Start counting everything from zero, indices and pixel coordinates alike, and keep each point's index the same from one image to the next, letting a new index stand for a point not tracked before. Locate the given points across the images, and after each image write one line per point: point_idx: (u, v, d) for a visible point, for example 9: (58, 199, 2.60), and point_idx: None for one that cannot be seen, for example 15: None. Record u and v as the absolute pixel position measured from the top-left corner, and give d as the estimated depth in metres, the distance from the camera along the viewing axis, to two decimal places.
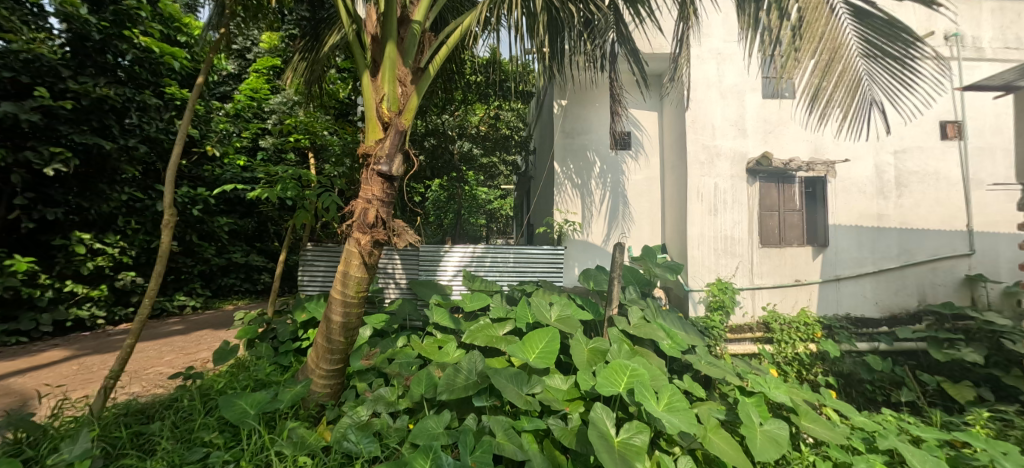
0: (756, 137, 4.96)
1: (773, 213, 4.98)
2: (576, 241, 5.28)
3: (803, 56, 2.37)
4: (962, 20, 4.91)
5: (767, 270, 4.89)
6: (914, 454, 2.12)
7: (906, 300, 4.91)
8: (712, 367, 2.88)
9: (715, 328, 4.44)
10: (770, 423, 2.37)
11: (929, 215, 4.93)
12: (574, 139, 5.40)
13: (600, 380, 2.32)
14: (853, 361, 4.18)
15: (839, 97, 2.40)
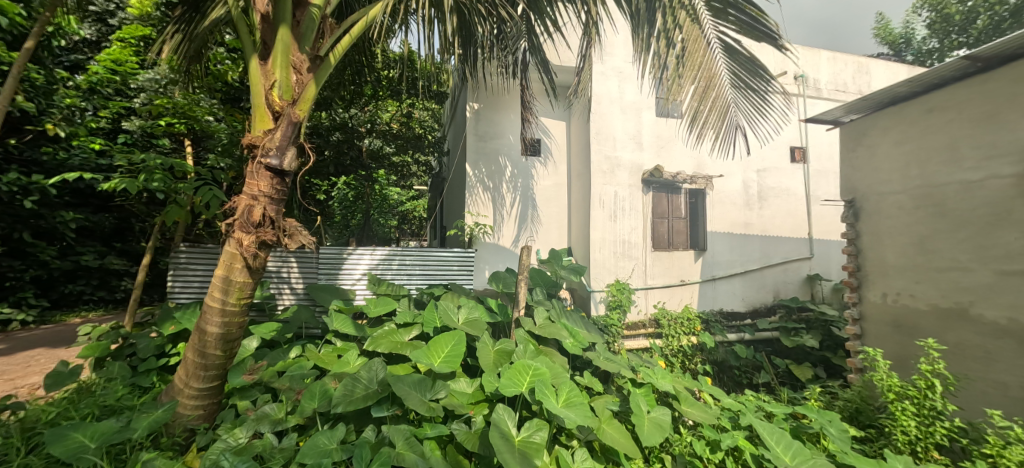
0: (650, 151, 5.46)
1: (663, 220, 5.53)
2: (486, 244, 5.32)
3: (685, 81, 2.69)
4: (806, 64, 5.95)
5: (657, 272, 5.40)
6: (765, 428, 2.46)
7: (765, 296, 5.76)
8: (609, 362, 3.11)
9: (613, 326, 4.75)
10: (656, 411, 2.61)
11: (782, 224, 5.86)
12: (487, 143, 5.45)
13: (504, 381, 2.35)
14: (726, 350, 4.87)
15: (713, 120, 2.74)
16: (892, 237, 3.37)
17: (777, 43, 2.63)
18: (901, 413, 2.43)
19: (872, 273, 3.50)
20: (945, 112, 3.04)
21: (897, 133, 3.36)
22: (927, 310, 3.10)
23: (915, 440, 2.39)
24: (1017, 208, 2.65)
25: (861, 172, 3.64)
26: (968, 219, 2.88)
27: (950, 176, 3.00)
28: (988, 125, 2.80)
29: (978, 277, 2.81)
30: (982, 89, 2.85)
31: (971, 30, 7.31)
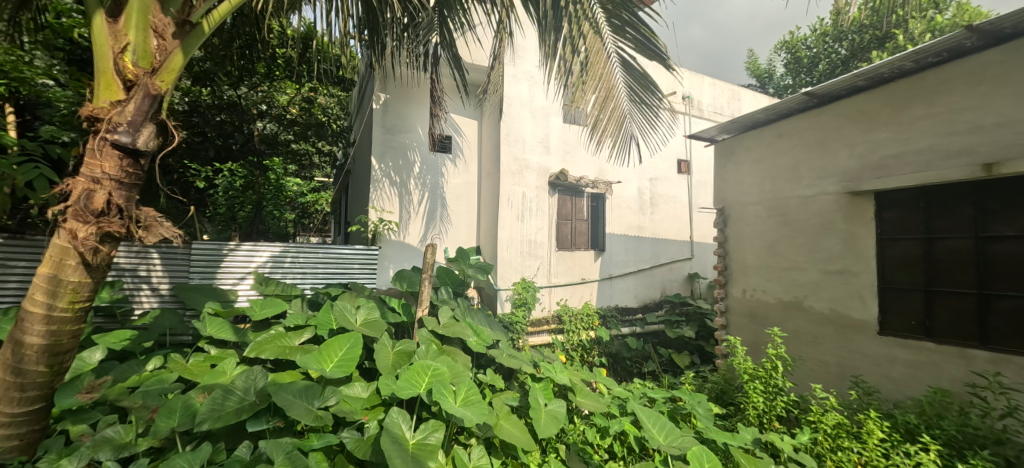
0: (557, 155, 5.71)
1: (567, 221, 5.82)
2: (391, 241, 5.12)
3: (587, 91, 2.85)
4: (691, 87, 6.70)
5: (561, 271, 5.68)
6: (645, 415, 2.60)
7: (654, 292, 6.37)
8: (512, 359, 3.21)
9: (518, 324, 4.85)
10: (552, 404, 2.73)
11: (669, 228, 6.53)
12: (394, 136, 5.24)
13: (401, 383, 2.28)
14: (620, 342, 5.29)
15: (611, 129, 2.94)
16: (750, 241, 3.93)
17: (667, 63, 2.83)
18: (753, 391, 2.83)
19: (735, 271, 4.05)
20: (791, 138, 3.62)
21: (757, 153, 3.92)
22: (774, 303, 3.67)
23: (762, 412, 2.77)
24: (837, 219, 3.25)
25: (730, 184, 4.19)
26: (805, 227, 3.47)
27: (793, 191, 3.58)
28: (820, 150, 3.39)
29: (810, 275, 3.40)
30: (817, 120, 3.43)
31: (814, 73, 8.85)
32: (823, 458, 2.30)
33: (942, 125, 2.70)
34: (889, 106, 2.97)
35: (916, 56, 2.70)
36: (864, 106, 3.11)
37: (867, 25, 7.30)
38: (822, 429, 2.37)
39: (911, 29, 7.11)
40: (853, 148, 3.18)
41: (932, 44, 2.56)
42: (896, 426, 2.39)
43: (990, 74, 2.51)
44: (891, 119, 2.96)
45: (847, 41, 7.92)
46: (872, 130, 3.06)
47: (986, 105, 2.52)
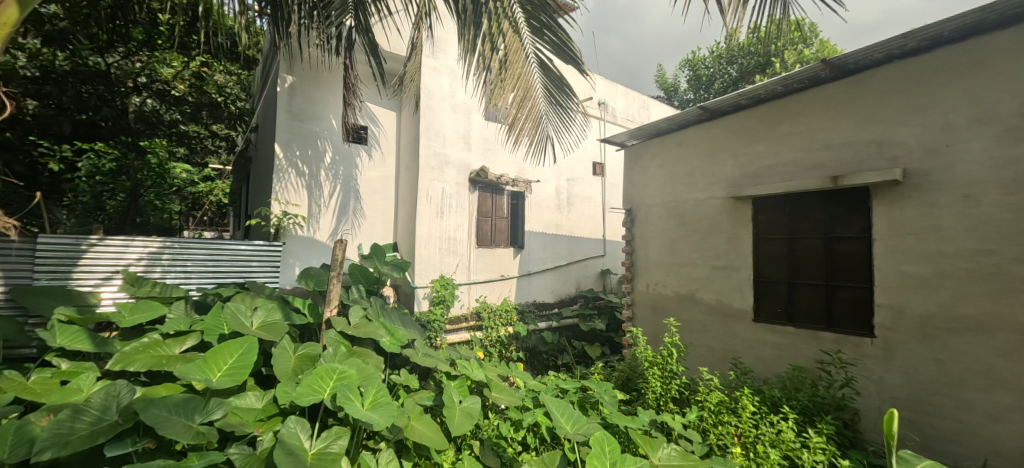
0: (478, 152, 5.71)
1: (487, 218, 5.84)
2: (297, 237, 4.73)
3: (506, 90, 2.86)
4: (606, 94, 7.10)
5: (480, 267, 5.69)
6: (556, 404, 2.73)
7: (569, 287, 6.67)
8: (427, 358, 3.16)
9: (435, 322, 4.77)
10: (467, 400, 2.73)
11: (584, 226, 6.87)
12: (302, 123, 4.84)
13: (301, 390, 2.13)
14: (537, 337, 5.48)
15: (528, 128, 2.97)
16: (653, 240, 4.27)
17: (581, 67, 2.87)
18: (652, 377, 3.08)
19: (640, 267, 4.38)
20: (688, 147, 4.00)
21: (659, 159, 4.28)
22: (672, 296, 4.04)
23: (659, 395, 3.02)
24: (723, 221, 3.66)
25: (636, 187, 4.51)
26: (697, 227, 3.86)
27: (689, 195, 3.96)
28: (711, 159, 3.79)
29: (701, 271, 3.80)
30: (709, 132, 3.83)
31: (710, 90, 9.88)
32: (707, 433, 2.57)
33: (803, 142, 3.16)
34: (765, 123, 3.41)
35: (785, 82, 3.12)
36: (746, 122, 3.53)
37: (752, 52, 8.32)
38: (707, 406, 2.65)
39: (785, 60, 8.25)
40: (736, 158, 3.60)
41: (797, 72, 2.98)
42: (764, 400, 2.76)
43: (838, 101, 2.98)
44: (766, 134, 3.40)
45: (737, 64, 8.96)
46: (751, 143, 3.49)
47: (835, 127, 2.99)
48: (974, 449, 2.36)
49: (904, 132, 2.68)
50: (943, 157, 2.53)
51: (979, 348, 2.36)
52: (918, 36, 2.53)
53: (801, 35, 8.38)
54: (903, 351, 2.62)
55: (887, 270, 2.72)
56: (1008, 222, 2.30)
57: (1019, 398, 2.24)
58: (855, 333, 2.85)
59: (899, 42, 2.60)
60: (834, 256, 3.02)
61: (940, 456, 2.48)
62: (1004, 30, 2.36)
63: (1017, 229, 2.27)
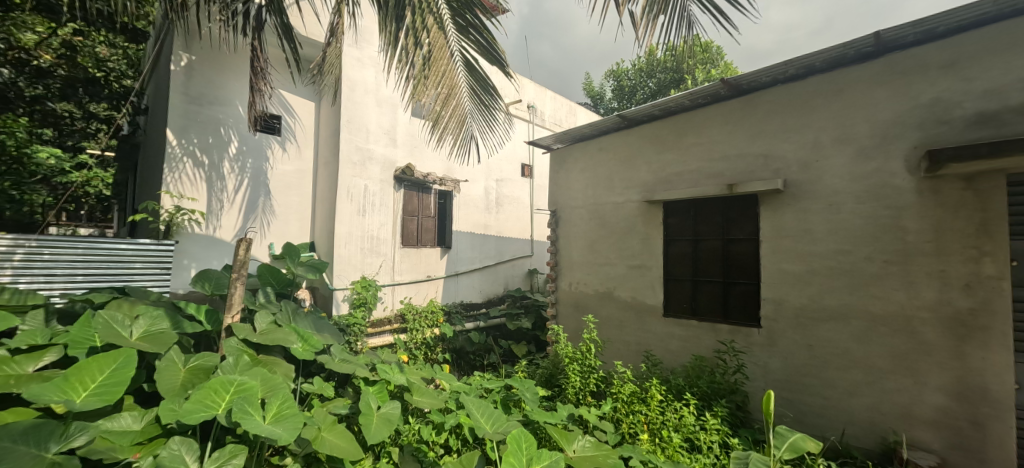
0: (404, 149, 5.54)
1: (413, 217, 5.68)
2: (194, 236, 4.24)
3: (430, 87, 2.80)
4: (535, 98, 7.26)
5: (405, 268, 5.53)
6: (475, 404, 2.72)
7: (497, 287, 6.71)
8: (345, 364, 3.01)
9: (355, 325, 4.55)
10: (386, 406, 2.63)
11: (513, 227, 6.96)
12: (201, 108, 4.34)
13: (189, 406, 1.92)
14: (464, 337, 5.51)
15: (451, 126, 2.98)
16: (575, 240, 4.44)
17: (505, 69, 2.84)
18: (572, 372, 3.20)
19: (563, 267, 4.53)
20: (608, 152, 4.22)
21: (582, 163, 4.45)
22: (592, 294, 4.23)
23: (578, 389, 3.14)
24: (638, 224, 3.91)
25: (561, 189, 4.65)
26: (616, 229, 4.08)
27: (608, 198, 4.18)
28: (628, 165, 4.03)
29: (618, 270, 4.03)
30: (626, 139, 4.07)
31: (632, 101, 10.52)
32: (620, 422, 2.73)
33: (706, 152, 3.47)
34: (674, 133, 3.70)
35: (691, 96, 3.42)
36: (658, 132, 3.82)
37: (668, 68, 9.00)
38: (620, 397, 2.81)
39: (696, 77, 9.04)
40: (650, 165, 3.87)
41: (701, 88, 3.27)
42: (670, 388, 2.99)
43: (734, 117, 3.32)
44: (674, 144, 3.69)
45: (656, 78, 9.65)
46: (662, 152, 3.77)
47: (732, 140, 3.33)
48: (835, 420, 2.76)
49: (785, 147, 3.06)
50: (814, 170, 2.92)
51: (839, 334, 2.76)
52: (796, 64, 2.90)
53: (709, 56, 9.24)
54: (783, 339, 2.99)
55: (770, 268, 3.08)
56: (861, 227, 2.71)
57: (867, 375, 2.65)
58: (745, 324, 3.20)
59: (782, 68, 2.96)
60: (730, 256, 3.36)
61: (810, 429, 2.86)
62: (859, 64, 2.78)
63: (867, 233, 2.69)
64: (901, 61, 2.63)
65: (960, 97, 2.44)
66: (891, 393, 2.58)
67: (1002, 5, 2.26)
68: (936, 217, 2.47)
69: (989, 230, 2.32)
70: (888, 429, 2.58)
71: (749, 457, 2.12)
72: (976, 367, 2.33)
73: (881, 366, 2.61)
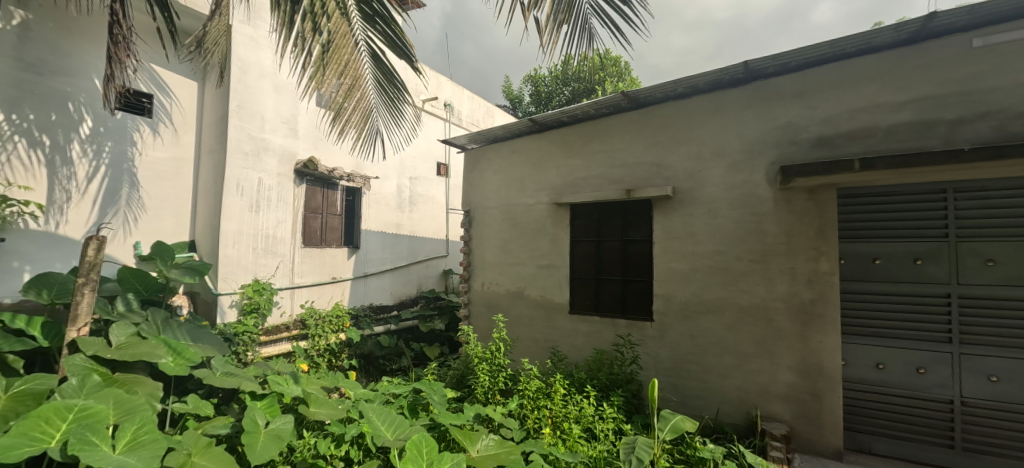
0: (306, 141, 5.12)
1: (317, 215, 5.28)
2: (26, 233, 3.52)
3: (330, 77, 2.60)
4: (453, 96, 7.17)
5: (307, 269, 5.12)
6: (375, 411, 2.60)
7: (410, 288, 6.51)
8: (228, 378, 2.74)
9: (245, 334, 4.14)
10: (277, 422, 2.42)
11: (427, 226, 6.80)
12: (40, 78, 3.59)
13: (8, 441, 1.59)
14: (372, 342, 5.28)
15: (355, 119, 2.84)
16: (488, 241, 4.46)
17: (414, 64, 2.67)
18: (481, 371, 3.21)
19: (476, 267, 4.53)
20: (520, 155, 4.31)
21: (496, 164, 4.50)
22: (504, 293, 4.29)
23: (487, 388, 3.16)
24: (547, 225, 4.05)
25: (474, 190, 4.64)
26: (526, 229, 4.19)
27: (520, 199, 4.27)
28: (538, 168, 4.16)
29: (528, 269, 4.13)
30: (537, 143, 4.20)
31: (549, 106, 10.90)
32: (526, 418, 2.80)
33: (609, 159, 3.72)
34: (581, 140, 3.90)
35: (596, 106, 3.62)
36: (566, 138, 3.99)
37: (581, 78, 9.47)
38: (526, 394, 2.89)
39: (606, 89, 9.63)
40: (558, 169, 4.03)
41: (604, 99, 3.48)
42: (574, 382, 3.15)
43: (633, 127, 3.60)
44: (581, 150, 3.89)
45: (570, 87, 10.10)
46: (570, 156, 3.96)
47: (631, 149, 3.60)
48: (711, 401, 3.12)
49: (674, 158, 3.38)
50: (697, 179, 3.27)
51: (715, 325, 3.12)
52: (684, 83, 3.21)
53: (617, 70, 9.91)
54: (671, 331, 3.30)
55: (661, 266, 3.39)
56: (733, 230, 3.10)
57: (736, 360, 3.04)
58: (640, 319, 3.48)
59: (672, 86, 3.27)
60: (628, 256, 3.63)
61: (692, 410, 3.19)
62: (734, 87, 3.17)
63: (737, 236, 3.08)
64: (764, 88, 3.05)
65: (805, 122, 2.90)
66: (754, 374, 2.98)
67: (836, 48, 2.72)
68: (788, 223, 2.90)
69: (825, 234, 2.79)
70: (752, 405, 2.98)
71: (636, 442, 2.31)
72: (814, 348, 2.79)
73: (746, 351, 3.01)
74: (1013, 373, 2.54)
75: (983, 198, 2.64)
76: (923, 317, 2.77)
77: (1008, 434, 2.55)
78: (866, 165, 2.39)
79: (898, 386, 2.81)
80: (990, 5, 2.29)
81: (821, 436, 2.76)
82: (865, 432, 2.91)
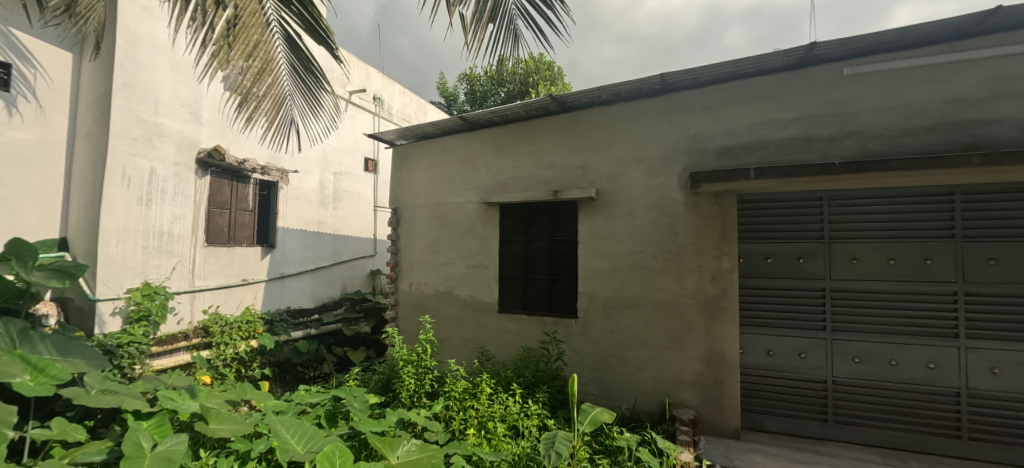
0: (212, 128, 4.62)
1: (224, 210, 4.79)
2: None
3: (237, 57, 2.33)
4: (382, 89, 6.88)
5: (211, 271, 4.63)
6: (284, 423, 2.42)
7: (333, 290, 6.13)
8: (106, 398, 2.44)
9: (130, 345, 3.67)
10: (168, 442, 2.16)
11: (353, 224, 6.45)
12: None
13: None
14: (289, 348, 4.88)
15: (267, 107, 2.59)
16: (417, 240, 4.33)
17: (334, 52, 2.53)
18: (406, 374, 3.12)
19: (404, 267, 4.38)
20: (450, 153, 4.25)
21: (425, 161, 4.38)
22: (433, 294, 4.20)
23: (413, 392, 3.07)
24: (477, 224, 4.04)
25: (403, 187, 4.48)
26: (456, 229, 4.14)
27: (449, 198, 4.21)
28: (469, 167, 4.13)
29: (457, 269, 4.09)
30: (468, 142, 4.16)
31: (483, 106, 10.86)
32: (451, 420, 2.77)
33: (537, 160, 3.79)
34: (510, 140, 3.93)
35: (525, 107, 3.67)
36: (497, 138, 4.00)
37: (516, 79, 9.56)
38: (453, 395, 2.86)
39: (540, 92, 9.81)
40: (489, 168, 4.03)
41: (533, 101, 3.54)
42: (501, 381, 3.18)
43: (560, 131, 3.70)
44: (511, 150, 3.92)
45: (505, 87, 10.14)
46: (500, 156, 3.98)
47: (558, 151, 3.70)
48: (630, 392, 3.30)
49: (598, 161, 3.53)
50: (619, 183, 3.44)
51: (633, 320, 3.31)
52: (607, 90, 3.36)
53: (551, 74, 10.14)
54: (594, 327, 3.45)
55: (586, 265, 3.52)
56: (650, 230, 3.30)
57: (651, 352, 3.25)
58: (566, 316, 3.59)
59: (597, 93, 3.40)
60: (555, 255, 3.73)
61: (612, 402, 3.36)
62: (652, 97, 3.37)
63: (653, 236, 3.29)
64: (678, 99, 3.29)
65: (712, 134, 3.17)
66: (667, 365, 3.20)
67: (738, 67, 3.00)
68: (697, 224, 3.16)
69: (727, 235, 3.07)
70: (664, 394, 3.20)
71: (556, 436, 2.37)
72: (717, 340, 3.06)
73: (660, 344, 3.22)
74: (871, 354, 2.99)
75: (850, 205, 3.08)
76: (805, 309, 3.16)
77: (868, 407, 2.98)
78: (760, 174, 2.67)
79: (785, 370, 3.18)
80: (857, 40, 2.65)
81: (723, 418, 3.03)
82: (759, 413, 3.24)
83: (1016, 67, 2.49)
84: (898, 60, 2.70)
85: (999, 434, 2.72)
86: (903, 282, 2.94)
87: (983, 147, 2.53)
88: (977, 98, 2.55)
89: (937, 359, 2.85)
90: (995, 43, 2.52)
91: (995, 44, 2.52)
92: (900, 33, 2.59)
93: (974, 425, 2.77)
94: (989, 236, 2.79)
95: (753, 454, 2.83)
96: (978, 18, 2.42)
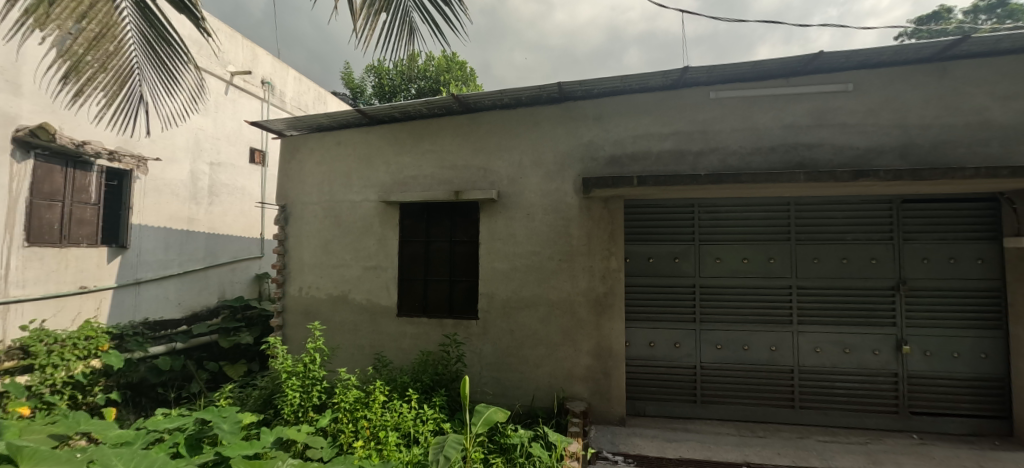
0: (36, 101, 3.76)
1: (53, 203, 3.93)
2: None
3: (64, 16, 1.92)
4: (272, 73, 6.21)
5: (33, 277, 3.79)
6: (126, 457, 2.06)
7: (207, 297, 5.38)
8: None
9: None
10: None
11: (232, 222, 5.67)
12: None
13: None
14: (146, 366, 4.18)
15: (105, 80, 2.13)
16: (309, 240, 3.98)
17: (199, 22, 2.22)
18: (290, 388, 2.85)
19: (292, 270, 4.00)
20: (347, 147, 3.98)
21: (319, 155, 4.05)
22: (325, 298, 3.90)
23: (298, 407, 2.82)
24: (375, 224, 3.84)
25: (292, 182, 4.09)
26: (351, 229, 3.89)
27: (345, 195, 3.94)
28: (366, 163, 3.92)
29: (353, 271, 3.85)
30: (366, 136, 3.94)
31: (392, 101, 10.34)
32: (341, 433, 2.60)
33: (439, 160, 3.73)
34: (412, 137, 3.82)
35: (428, 105, 3.58)
36: (397, 134, 3.86)
37: (426, 76, 9.28)
38: (341, 407, 2.69)
39: (450, 91, 9.65)
40: (388, 166, 3.86)
41: (436, 99, 3.46)
42: (397, 387, 3.07)
43: (463, 131, 3.69)
44: (413, 148, 3.80)
45: (414, 84, 9.79)
46: (400, 154, 3.83)
47: (460, 151, 3.68)
48: (527, 389, 3.40)
49: (499, 164, 3.58)
50: (519, 185, 3.53)
51: (531, 319, 3.42)
52: (509, 95, 3.42)
53: (463, 74, 10.02)
54: (493, 327, 3.48)
55: (486, 266, 3.55)
56: (547, 232, 3.44)
57: (547, 348, 3.38)
58: (466, 317, 3.58)
59: (499, 96, 3.44)
60: (456, 256, 3.70)
61: (510, 398, 3.42)
62: (552, 105, 3.52)
63: (550, 237, 3.43)
64: (574, 109, 3.48)
65: (603, 143, 3.40)
66: (561, 360, 3.35)
67: (625, 83, 3.25)
68: (589, 227, 3.36)
69: (614, 237, 3.32)
70: (559, 388, 3.35)
71: (447, 440, 2.37)
72: (605, 335, 3.29)
73: (555, 341, 3.37)
74: (729, 341, 3.46)
75: (714, 212, 3.54)
76: (679, 304, 3.54)
77: (726, 387, 3.43)
78: (641, 182, 2.93)
79: (662, 359, 3.54)
80: (720, 68, 3.04)
81: (610, 408, 3.26)
82: (641, 399, 3.55)
83: (832, 103, 3.07)
84: (750, 89, 3.16)
85: (820, 401, 3.32)
86: (753, 278, 3.45)
87: (808, 166, 3.07)
88: (805, 127, 3.09)
89: (777, 343, 3.40)
90: (818, 82, 3.08)
91: (818, 84, 3.08)
92: (752, 66, 3.03)
93: (803, 396, 3.34)
94: (814, 240, 3.39)
95: (635, 438, 3.08)
96: (806, 60, 2.93)
